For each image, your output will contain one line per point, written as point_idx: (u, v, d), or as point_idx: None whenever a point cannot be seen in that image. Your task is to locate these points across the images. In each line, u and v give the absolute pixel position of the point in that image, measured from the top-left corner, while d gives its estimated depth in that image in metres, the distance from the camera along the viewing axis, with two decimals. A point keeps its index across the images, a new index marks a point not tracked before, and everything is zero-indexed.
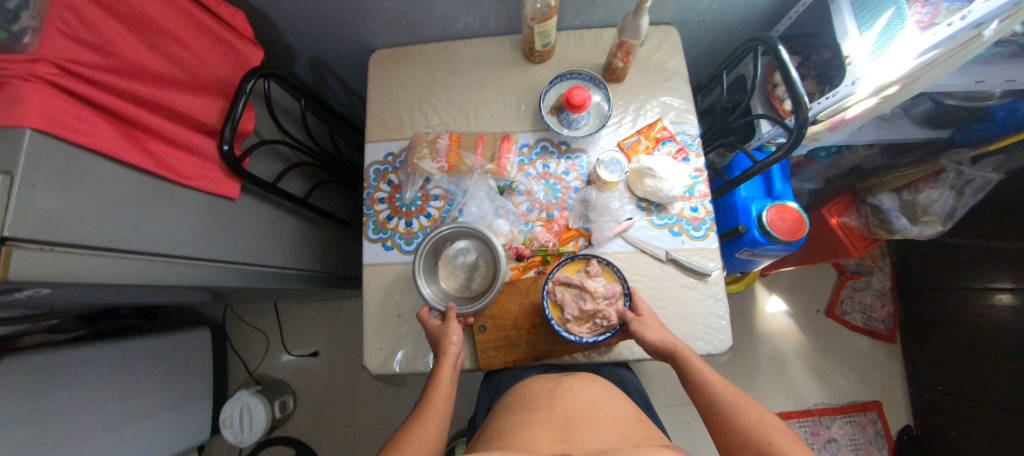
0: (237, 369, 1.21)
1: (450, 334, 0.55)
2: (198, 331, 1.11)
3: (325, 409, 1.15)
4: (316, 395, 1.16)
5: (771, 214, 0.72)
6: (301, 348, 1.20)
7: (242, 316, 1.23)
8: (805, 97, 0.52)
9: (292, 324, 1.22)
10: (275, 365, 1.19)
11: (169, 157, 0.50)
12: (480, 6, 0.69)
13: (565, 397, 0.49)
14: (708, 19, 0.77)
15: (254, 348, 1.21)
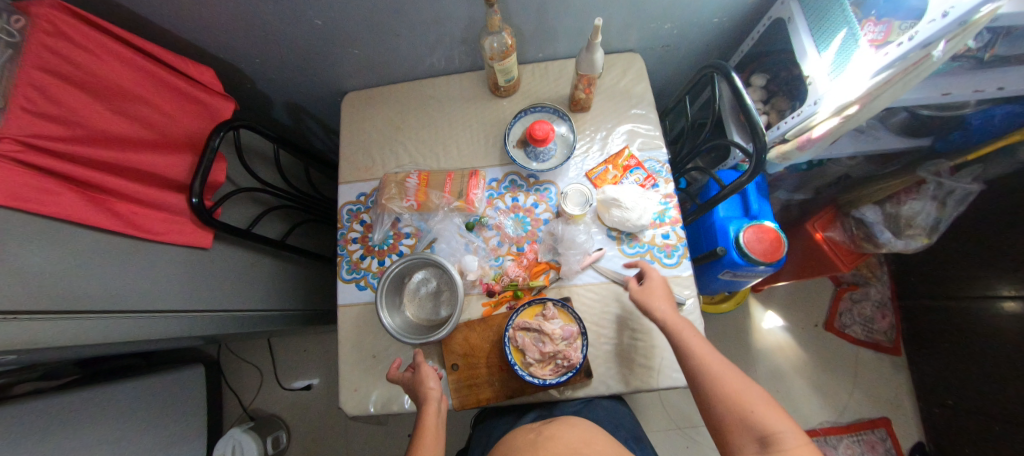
0: (233, 405, 1.21)
1: (425, 383, 0.55)
2: (193, 369, 1.13)
3: (319, 443, 1.14)
4: (310, 429, 1.16)
5: (748, 235, 0.71)
6: (294, 381, 1.20)
7: (237, 351, 1.24)
8: (762, 123, 0.51)
9: (286, 358, 1.22)
10: (269, 400, 1.20)
11: (137, 216, 0.50)
12: (443, 46, 0.71)
13: (543, 447, 0.48)
14: (671, 44, 0.78)
15: (250, 383, 1.22)
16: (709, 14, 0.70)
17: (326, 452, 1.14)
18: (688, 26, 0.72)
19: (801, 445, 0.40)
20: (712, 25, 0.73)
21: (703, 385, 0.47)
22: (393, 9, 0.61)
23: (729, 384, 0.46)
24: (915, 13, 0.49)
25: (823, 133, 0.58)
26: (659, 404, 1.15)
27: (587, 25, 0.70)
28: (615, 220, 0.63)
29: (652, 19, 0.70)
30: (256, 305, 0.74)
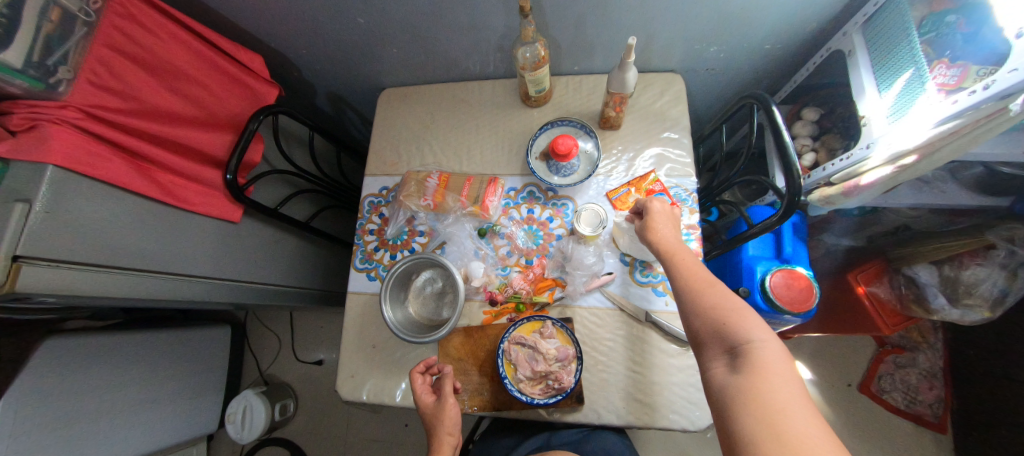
0: (251, 367, 1.29)
1: (448, 422, 0.52)
2: (219, 328, 1.21)
3: (322, 416, 1.20)
4: (315, 402, 1.21)
5: (776, 279, 0.66)
6: (308, 354, 1.26)
7: (260, 318, 1.32)
8: (797, 162, 0.47)
9: (303, 331, 1.29)
10: (283, 368, 1.26)
11: (175, 186, 0.54)
12: (479, 51, 0.72)
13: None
14: (717, 68, 0.73)
15: (268, 349, 1.29)
16: (760, 39, 0.65)
17: (327, 427, 1.18)
18: (737, 49, 0.68)
19: (778, 359, 0.36)
20: (763, 50, 0.68)
21: (685, 297, 0.44)
22: (433, 13, 0.63)
23: (707, 295, 0.42)
24: (995, 57, 0.44)
25: (872, 181, 0.52)
26: (661, 439, 1.09)
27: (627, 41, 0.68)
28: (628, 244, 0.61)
29: (697, 40, 0.67)
30: (276, 280, 0.78)
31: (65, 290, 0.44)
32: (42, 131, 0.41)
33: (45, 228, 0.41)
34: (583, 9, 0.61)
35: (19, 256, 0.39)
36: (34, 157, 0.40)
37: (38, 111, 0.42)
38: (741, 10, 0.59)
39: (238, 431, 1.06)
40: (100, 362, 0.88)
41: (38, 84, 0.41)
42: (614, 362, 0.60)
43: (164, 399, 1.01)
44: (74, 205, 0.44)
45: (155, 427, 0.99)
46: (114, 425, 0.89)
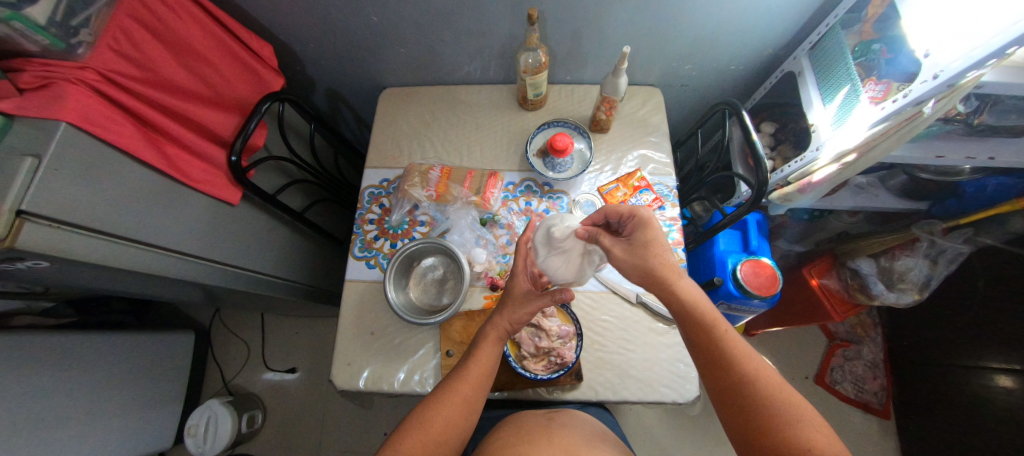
0: (214, 377, 1.19)
1: (517, 314, 0.53)
2: (182, 334, 1.12)
3: (293, 430, 1.11)
4: (287, 414, 1.12)
5: (745, 269, 0.74)
6: (280, 363, 1.18)
7: (228, 325, 1.24)
8: (763, 156, 0.56)
9: (276, 338, 1.21)
10: (251, 379, 1.17)
11: (180, 160, 0.55)
12: (482, 56, 0.78)
13: (563, 434, 0.49)
14: (690, 84, 0.83)
15: (235, 358, 1.20)
16: (727, 60, 0.76)
17: (299, 441, 1.10)
18: (708, 69, 0.79)
19: None
20: (729, 71, 0.79)
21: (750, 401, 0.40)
22: (444, 18, 0.68)
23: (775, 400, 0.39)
24: (909, 76, 0.54)
25: (823, 178, 0.63)
26: (643, 438, 1.11)
27: (619, 51, 0.75)
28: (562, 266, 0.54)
29: (676, 59, 0.76)
30: (265, 270, 0.76)
31: (62, 251, 0.42)
32: (58, 89, 0.42)
33: (55, 185, 0.41)
34: (579, 24, 0.69)
35: (23, 212, 0.38)
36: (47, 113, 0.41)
37: (57, 70, 0.43)
38: (712, 33, 0.70)
39: (198, 445, 0.96)
40: (47, 363, 0.79)
41: (60, 43, 0.43)
42: (607, 342, 0.64)
43: (114, 410, 0.91)
44: (85, 164, 0.44)
45: (104, 440, 0.89)
46: (57, 437, 0.79)
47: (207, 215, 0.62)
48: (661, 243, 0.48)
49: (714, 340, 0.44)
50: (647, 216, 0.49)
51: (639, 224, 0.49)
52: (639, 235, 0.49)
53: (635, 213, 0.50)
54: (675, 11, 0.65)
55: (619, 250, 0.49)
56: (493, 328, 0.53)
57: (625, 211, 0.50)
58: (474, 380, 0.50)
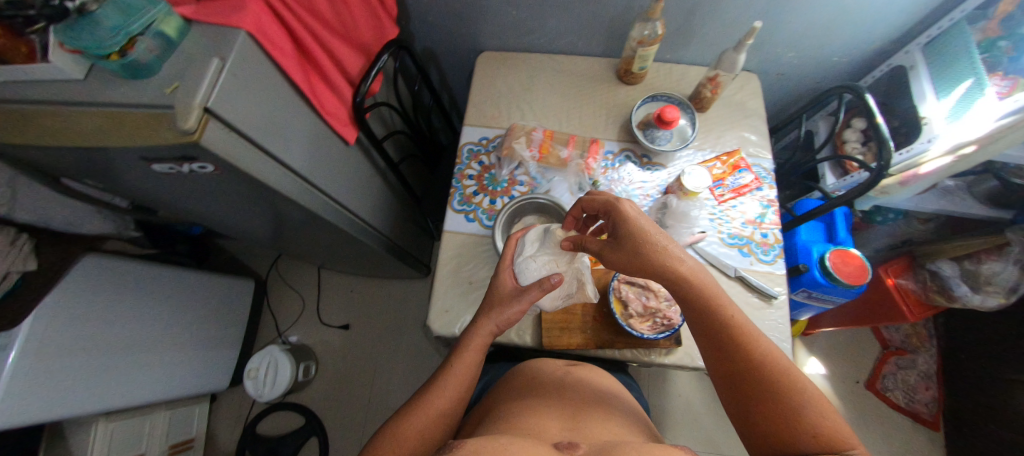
0: (269, 324, 1.35)
1: (503, 318, 0.54)
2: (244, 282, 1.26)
3: (344, 380, 1.24)
4: (336, 366, 1.26)
5: (834, 257, 0.75)
6: (333, 319, 1.32)
7: (282, 274, 1.40)
8: (888, 139, 0.58)
9: (329, 295, 1.36)
10: (305, 329, 1.32)
11: (317, 87, 0.58)
12: (589, 26, 0.79)
13: (574, 389, 0.53)
14: (786, 73, 0.84)
15: (291, 308, 1.36)
16: (831, 51, 0.77)
17: (347, 392, 1.22)
18: (810, 58, 0.79)
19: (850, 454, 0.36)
20: (829, 62, 0.80)
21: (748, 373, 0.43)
22: None
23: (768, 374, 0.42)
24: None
25: (932, 169, 0.65)
26: (687, 424, 1.12)
27: (746, 26, 0.74)
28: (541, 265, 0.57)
29: (780, 46, 0.77)
30: (359, 216, 0.78)
31: (230, 155, 0.44)
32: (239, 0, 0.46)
33: (225, 88, 0.42)
34: (696, 2, 0.70)
35: (209, 110, 0.41)
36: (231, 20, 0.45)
37: None
38: (827, 22, 0.70)
39: (256, 388, 1.04)
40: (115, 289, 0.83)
41: None
42: None
43: None
44: (245, 76, 0.46)
45: None
46: None
47: (326, 149, 0.63)
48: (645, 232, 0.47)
49: (717, 320, 0.45)
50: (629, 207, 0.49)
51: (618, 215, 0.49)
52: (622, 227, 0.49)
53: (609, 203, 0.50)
54: None
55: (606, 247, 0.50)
56: (476, 334, 0.54)
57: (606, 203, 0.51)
58: (456, 389, 0.53)
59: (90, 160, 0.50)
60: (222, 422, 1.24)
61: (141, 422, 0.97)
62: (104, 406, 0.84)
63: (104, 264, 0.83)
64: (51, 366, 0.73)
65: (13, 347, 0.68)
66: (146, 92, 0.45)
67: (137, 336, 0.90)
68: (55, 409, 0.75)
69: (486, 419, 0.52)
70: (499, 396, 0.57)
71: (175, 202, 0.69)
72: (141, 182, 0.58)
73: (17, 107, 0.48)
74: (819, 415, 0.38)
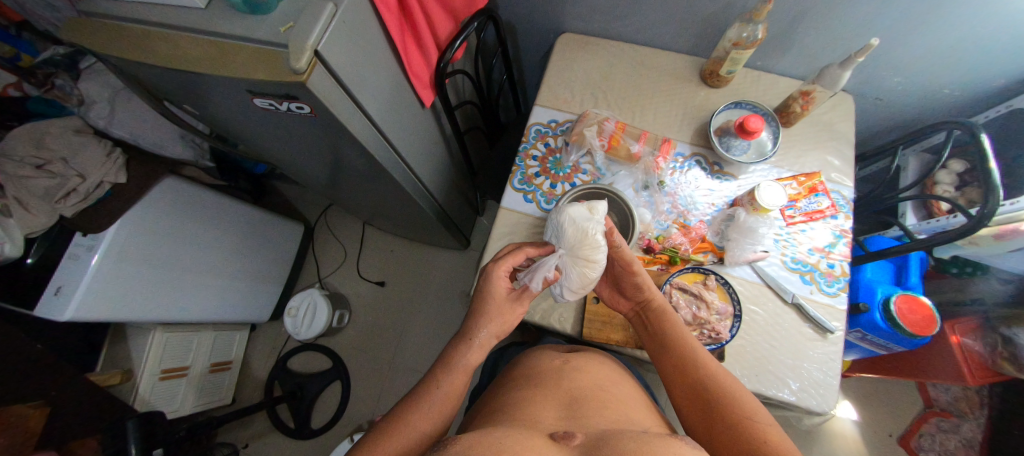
0: (310, 269, 1.44)
1: (495, 326, 0.54)
2: (292, 226, 1.34)
3: (374, 334, 1.32)
4: (366, 319, 1.34)
5: (901, 303, 0.70)
6: (371, 274, 1.40)
7: (329, 225, 1.49)
8: (999, 188, 0.53)
9: (369, 253, 1.43)
10: (343, 279, 1.40)
11: (408, 46, 0.59)
12: (682, 20, 0.76)
13: (570, 376, 0.52)
14: (886, 99, 0.78)
15: (332, 259, 1.44)
16: (945, 81, 0.71)
17: (374, 346, 1.30)
18: (919, 85, 0.73)
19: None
20: (939, 93, 0.73)
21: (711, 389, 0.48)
22: None
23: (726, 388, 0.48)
24: None
25: None
26: None
27: (860, 42, 0.69)
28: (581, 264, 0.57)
29: (888, 68, 0.71)
30: (417, 179, 0.80)
31: (327, 100, 0.46)
32: None
33: (335, 32, 0.44)
34: (805, 9, 0.66)
35: (318, 53, 0.42)
36: None
37: None
38: (949, 48, 0.64)
39: (295, 325, 1.16)
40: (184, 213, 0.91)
41: None
42: (752, 333, 0.62)
43: None
44: (353, 25, 0.47)
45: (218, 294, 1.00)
46: None
47: (403, 108, 0.64)
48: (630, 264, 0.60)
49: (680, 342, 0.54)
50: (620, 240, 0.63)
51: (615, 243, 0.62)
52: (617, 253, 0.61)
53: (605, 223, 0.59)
54: (926, 14, 0.60)
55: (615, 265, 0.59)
56: (470, 342, 0.54)
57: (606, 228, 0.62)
58: (442, 408, 0.50)
59: (199, 87, 0.53)
60: (257, 350, 1.34)
61: (191, 337, 1.06)
62: (164, 316, 0.92)
63: (181, 187, 0.90)
64: (127, 272, 0.80)
65: (99, 250, 0.74)
66: (259, 28, 0.46)
67: (198, 258, 0.98)
68: (125, 311, 0.82)
69: (484, 409, 0.51)
70: (502, 385, 0.56)
71: (256, 138, 0.73)
72: (234, 114, 0.61)
73: (140, 26, 0.51)
74: (766, 420, 0.45)
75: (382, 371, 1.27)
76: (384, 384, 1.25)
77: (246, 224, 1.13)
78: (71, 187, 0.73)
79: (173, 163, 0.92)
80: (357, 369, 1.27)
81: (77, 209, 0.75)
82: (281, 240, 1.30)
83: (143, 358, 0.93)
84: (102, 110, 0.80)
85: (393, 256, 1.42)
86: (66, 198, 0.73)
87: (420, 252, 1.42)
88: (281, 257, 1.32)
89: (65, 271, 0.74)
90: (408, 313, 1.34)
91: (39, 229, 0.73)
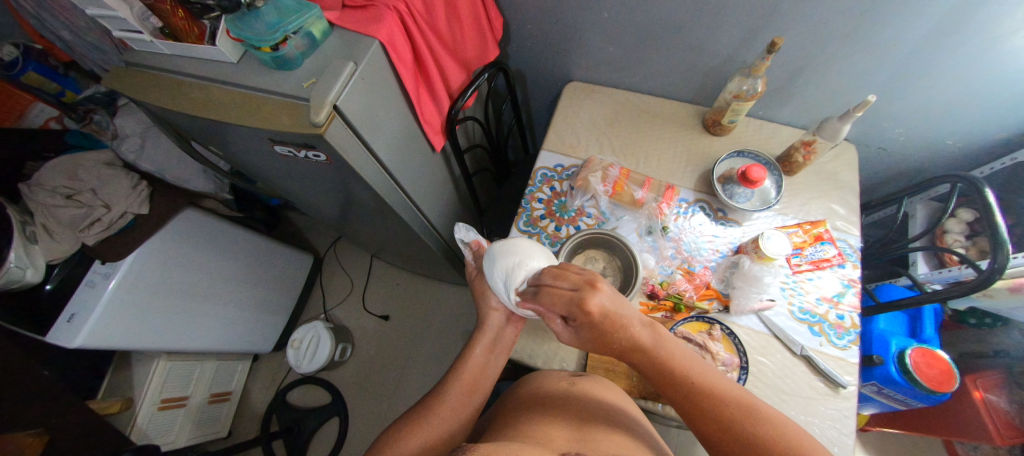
0: (317, 299, 1.46)
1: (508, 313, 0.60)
2: (301, 256, 1.37)
3: (375, 367, 1.31)
4: (368, 352, 1.33)
5: (917, 356, 0.68)
6: (377, 308, 1.40)
7: (338, 257, 1.52)
8: (1008, 243, 0.54)
9: (376, 284, 1.45)
10: (348, 311, 1.41)
11: (423, 94, 0.63)
12: (682, 73, 0.80)
13: (580, 399, 0.49)
14: (889, 148, 0.79)
15: (338, 290, 1.46)
16: (946, 133, 0.72)
17: (376, 382, 1.28)
18: (919, 136, 0.75)
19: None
20: (941, 145, 0.75)
21: (702, 399, 0.43)
22: (669, 30, 0.72)
23: (714, 401, 0.43)
24: None
25: None
26: None
27: (859, 98, 0.72)
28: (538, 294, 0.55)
29: (886, 121, 0.74)
30: (425, 218, 0.82)
31: (342, 148, 0.48)
32: (380, 16, 0.53)
33: (354, 86, 0.48)
34: (800, 66, 0.69)
35: (337, 107, 0.46)
36: (371, 30, 0.51)
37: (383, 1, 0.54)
38: (947, 103, 0.67)
39: (298, 359, 1.17)
40: (200, 244, 0.95)
41: None
42: (762, 385, 0.60)
43: None
44: (371, 79, 0.51)
45: None
46: None
47: (415, 151, 0.68)
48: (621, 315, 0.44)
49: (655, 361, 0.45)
50: (596, 307, 0.42)
51: (586, 320, 0.43)
52: (586, 328, 0.44)
53: (552, 277, 0.47)
54: (919, 73, 0.63)
55: (567, 332, 0.47)
56: (485, 332, 0.58)
57: (566, 286, 0.45)
58: (456, 405, 0.52)
59: (221, 131, 0.57)
60: (257, 381, 1.33)
61: (193, 366, 1.06)
62: (170, 345, 0.93)
63: (199, 218, 0.94)
64: (141, 299, 0.82)
65: (115, 277, 0.76)
66: (285, 82, 0.50)
67: (209, 287, 1.00)
68: (132, 339, 0.83)
69: (495, 426, 0.50)
70: (511, 401, 0.55)
71: (275, 178, 0.77)
72: (256, 156, 0.65)
73: (177, 77, 0.55)
74: (763, 427, 0.41)
75: (383, 408, 1.24)
76: (383, 422, 1.21)
77: (257, 254, 1.16)
78: (97, 217, 0.75)
79: (195, 196, 0.97)
80: (356, 405, 1.25)
81: (98, 238, 0.76)
82: (290, 270, 1.32)
83: (144, 387, 0.93)
84: (133, 143, 0.84)
85: (398, 289, 1.43)
86: (90, 227, 0.74)
87: (426, 285, 1.43)
88: (289, 287, 1.33)
89: (79, 298, 0.76)
90: (412, 347, 1.33)
91: (63, 255, 0.76)
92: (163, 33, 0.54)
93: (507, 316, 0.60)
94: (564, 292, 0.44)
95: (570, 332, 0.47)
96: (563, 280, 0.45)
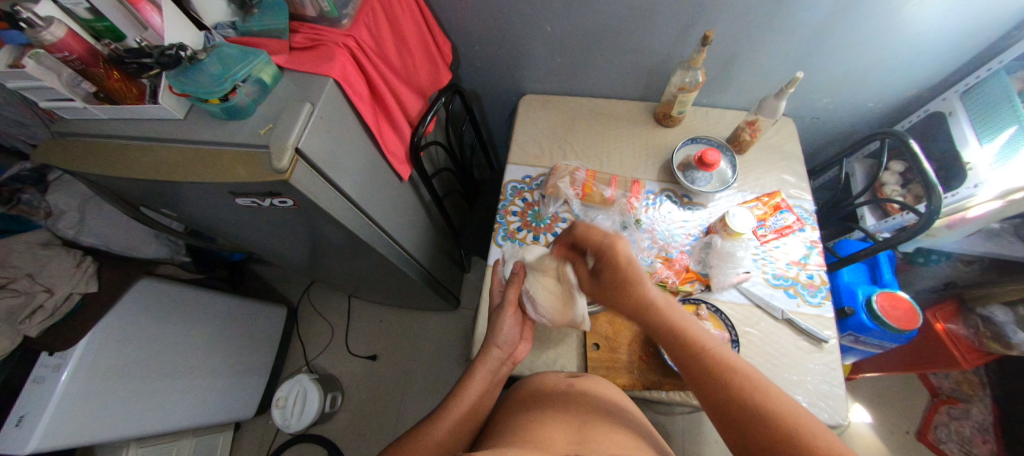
0: (297, 352, 1.38)
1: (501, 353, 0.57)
2: (273, 310, 1.30)
3: (371, 411, 1.24)
4: (361, 398, 1.27)
5: (882, 301, 0.74)
6: (363, 349, 1.35)
7: (314, 303, 1.46)
8: (937, 184, 0.61)
9: (359, 325, 1.39)
10: (333, 358, 1.34)
11: (383, 125, 0.64)
12: (628, 74, 0.85)
13: (580, 400, 0.49)
14: (820, 117, 0.87)
15: (320, 338, 1.39)
16: (864, 97, 0.81)
17: (375, 428, 1.22)
18: (843, 103, 0.83)
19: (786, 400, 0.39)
20: (865, 107, 0.84)
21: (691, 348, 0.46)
22: (609, 35, 0.77)
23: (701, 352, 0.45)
24: None
25: (980, 213, 0.69)
26: None
27: (787, 77, 0.79)
28: (553, 296, 0.58)
29: (814, 93, 0.81)
30: (402, 247, 0.80)
31: (310, 190, 0.47)
32: (330, 54, 0.53)
33: (314, 127, 0.47)
34: (731, 54, 0.75)
35: (299, 150, 0.45)
36: (323, 69, 0.51)
37: (332, 39, 0.55)
38: (860, 71, 0.75)
39: (284, 417, 1.10)
40: (162, 315, 0.88)
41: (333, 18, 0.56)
42: (753, 354, 0.62)
43: None
44: (330, 117, 0.50)
45: None
46: None
47: (382, 182, 0.67)
48: (635, 283, 0.50)
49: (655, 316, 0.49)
50: (623, 253, 0.50)
51: (610, 261, 0.51)
52: (608, 270, 0.51)
53: (584, 226, 0.54)
54: (831, 47, 0.71)
55: (591, 279, 0.56)
56: (485, 360, 0.57)
57: (597, 236, 0.53)
58: (453, 426, 0.51)
59: (171, 191, 0.54)
60: (242, 453, 1.22)
61: (167, 449, 0.96)
62: (138, 430, 0.85)
63: (157, 287, 0.87)
64: (100, 386, 0.75)
65: (67, 368, 0.70)
66: (239, 132, 0.49)
67: (177, 360, 0.93)
68: (93, 433, 0.75)
69: (493, 432, 0.49)
70: (508, 409, 0.54)
71: (236, 232, 0.73)
72: (211, 212, 0.61)
73: (117, 140, 0.52)
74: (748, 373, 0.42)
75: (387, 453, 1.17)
76: None
77: (227, 315, 1.09)
78: (38, 304, 0.68)
79: (149, 264, 0.90)
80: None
81: (42, 327, 0.69)
82: (263, 326, 1.25)
83: None
84: (71, 218, 0.75)
85: (383, 326, 1.38)
86: (31, 317, 0.68)
87: (412, 316, 1.39)
88: (265, 344, 1.25)
89: (29, 397, 0.69)
90: (407, 382, 1.28)
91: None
92: (98, 97, 0.51)
93: (510, 351, 0.59)
94: (595, 237, 0.52)
95: (593, 280, 0.55)
96: (592, 231, 0.53)
